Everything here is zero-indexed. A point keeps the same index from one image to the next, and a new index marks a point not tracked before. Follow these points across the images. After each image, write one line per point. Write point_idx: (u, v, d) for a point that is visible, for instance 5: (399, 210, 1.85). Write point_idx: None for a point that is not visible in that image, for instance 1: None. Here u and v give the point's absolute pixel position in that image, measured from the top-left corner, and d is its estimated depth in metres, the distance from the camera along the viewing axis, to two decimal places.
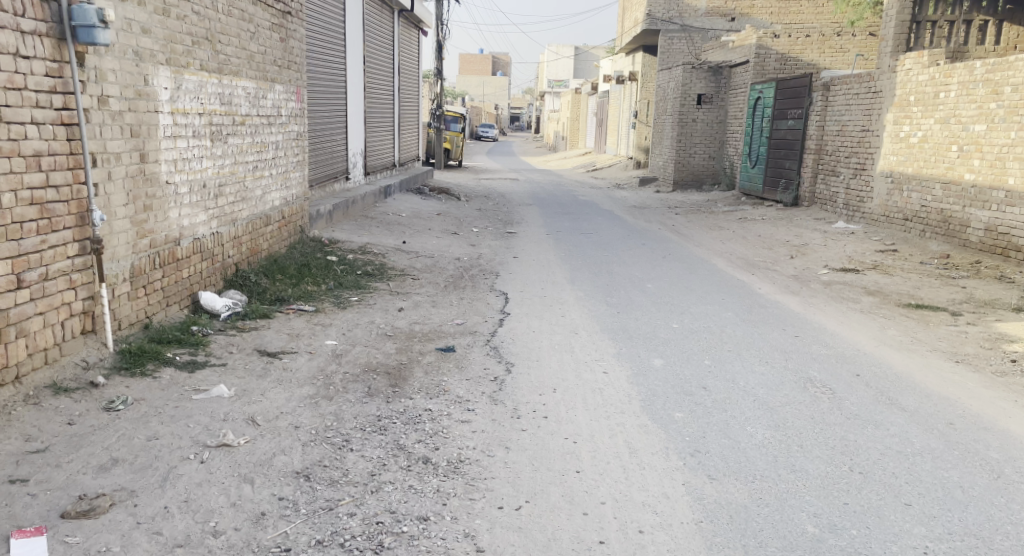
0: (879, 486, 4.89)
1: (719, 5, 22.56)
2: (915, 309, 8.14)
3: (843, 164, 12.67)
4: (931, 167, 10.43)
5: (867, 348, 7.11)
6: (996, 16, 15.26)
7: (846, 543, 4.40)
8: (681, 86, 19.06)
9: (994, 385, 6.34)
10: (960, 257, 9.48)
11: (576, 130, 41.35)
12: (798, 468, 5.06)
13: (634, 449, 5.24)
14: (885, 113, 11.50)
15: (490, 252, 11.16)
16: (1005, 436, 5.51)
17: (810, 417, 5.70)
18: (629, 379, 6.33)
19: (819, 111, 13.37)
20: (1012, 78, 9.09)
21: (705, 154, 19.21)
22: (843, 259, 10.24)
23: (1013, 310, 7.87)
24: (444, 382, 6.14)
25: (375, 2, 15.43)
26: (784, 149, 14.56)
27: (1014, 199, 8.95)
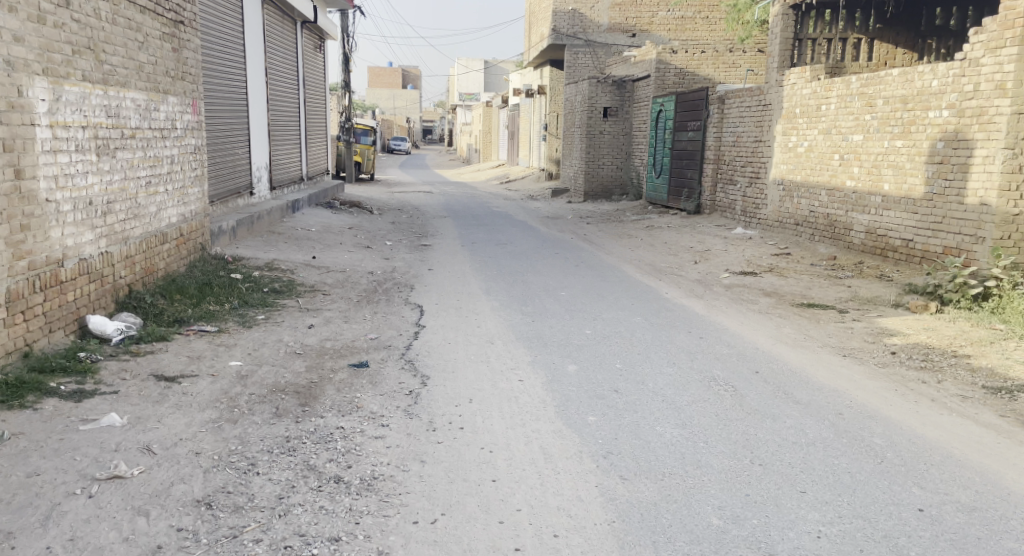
0: (778, 476, 5.30)
1: (621, 22, 23.29)
2: (806, 307, 8.70)
3: (739, 172, 13.34)
4: (817, 174, 11.10)
5: (766, 345, 7.61)
6: (869, 34, 14.44)
7: (748, 533, 4.77)
8: (587, 99, 19.52)
9: (877, 377, 6.82)
10: (846, 258, 10.15)
11: (489, 142, 41.80)
12: (702, 463, 5.45)
13: (549, 454, 5.54)
14: (775, 123, 12.17)
15: (404, 265, 11.39)
16: (887, 422, 6.01)
17: (714, 414, 6.12)
18: (544, 385, 6.65)
19: (716, 123, 14.03)
20: (883, 91, 9.77)
21: (613, 165, 19.86)
22: (742, 263, 10.77)
23: (893, 305, 8.37)
24: (357, 398, 6.33)
25: (275, 13, 15.45)
26: (685, 159, 15.17)
27: (889, 204, 9.63)
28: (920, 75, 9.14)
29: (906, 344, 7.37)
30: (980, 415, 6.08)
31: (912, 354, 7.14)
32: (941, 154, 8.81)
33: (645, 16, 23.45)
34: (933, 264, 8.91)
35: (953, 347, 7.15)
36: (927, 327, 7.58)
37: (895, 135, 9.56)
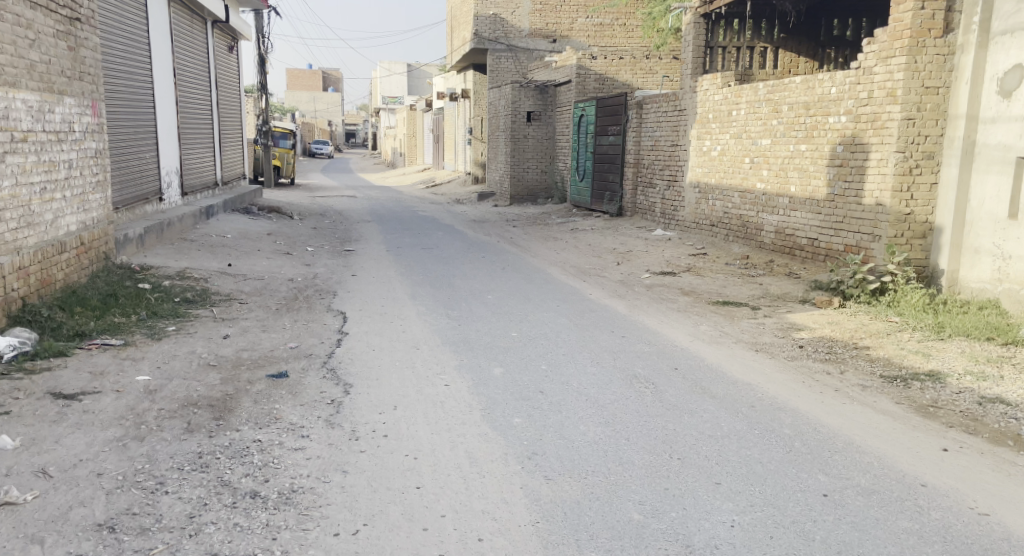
0: (694, 469, 5.29)
1: (542, 27, 23.66)
2: (721, 306, 8.99)
3: (658, 176, 13.75)
4: (729, 177, 11.54)
5: (683, 343, 7.76)
6: (773, 43, 14.19)
7: (666, 526, 4.73)
8: (511, 103, 19.72)
9: (785, 369, 6.94)
10: (757, 257, 10.60)
11: (413, 146, 41.87)
12: (625, 459, 5.39)
13: (474, 458, 5.42)
14: (690, 128, 12.59)
15: (326, 271, 11.39)
16: (795, 414, 6.03)
17: (635, 411, 6.10)
18: (470, 389, 6.54)
19: (635, 127, 14.42)
20: (787, 98, 10.22)
21: (537, 169, 20.17)
22: (662, 263, 11.15)
23: (800, 301, 8.78)
24: (276, 409, 6.07)
25: (184, 13, 15.28)
26: (607, 163, 15.53)
27: (796, 205, 10.08)
28: (820, 82, 9.60)
29: (812, 338, 7.62)
30: (878, 402, 6.10)
31: (817, 347, 7.36)
32: (841, 158, 9.28)
33: (564, 22, 23.84)
34: (835, 261, 9.40)
35: (852, 339, 7.40)
36: (830, 322, 7.91)
37: (799, 140, 10.01)
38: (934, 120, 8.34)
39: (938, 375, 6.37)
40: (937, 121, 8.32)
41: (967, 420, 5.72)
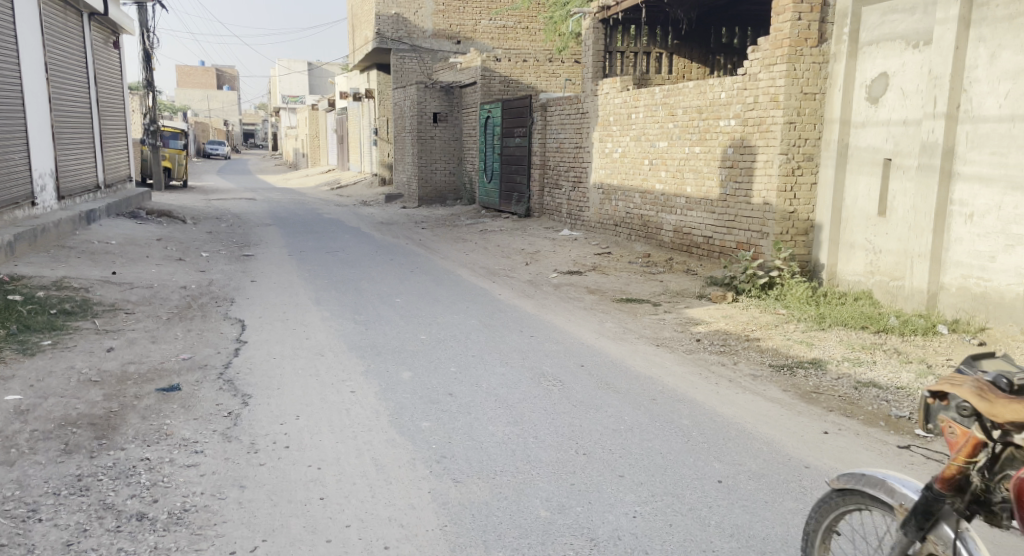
0: (599, 463, 5.23)
1: (446, 28, 23.85)
2: (624, 302, 9.31)
3: (563, 177, 14.09)
4: (631, 179, 11.92)
5: (590, 341, 7.84)
6: (667, 49, 14.44)
7: (572, 521, 4.62)
8: (416, 104, 19.81)
9: (685, 362, 7.11)
10: (658, 256, 10.98)
11: (316, 146, 41.53)
12: (533, 458, 5.29)
13: (381, 464, 5.21)
14: (592, 131, 12.93)
15: (222, 278, 11.15)
16: (694, 404, 6.13)
17: (544, 409, 6.02)
18: (376, 395, 6.30)
19: (540, 129, 14.73)
20: (682, 102, 10.63)
21: (445, 170, 20.33)
22: (569, 263, 11.41)
23: (697, 296, 9.15)
24: (167, 425, 5.73)
25: (57, 8, 14.86)
26: (514, 164, 15.79)
27: (692, 204, 10.50)
28: (710, 88, 10.02)
29: (708, 332, 7.89)
30: (767, 391, 6.32)
31: (713, 341, 7.63)
32: (731, 160, 9.70)
33: (468, 23, 24.06)
34: (728, 258, 9.83)
35: (745, 331, 7.74)
36: (724, 316, 8.27)
37: (694, 142, 10.42)
38: (812, 124, 8.86)
39: (820, 361, 6.73)
40: (815, 125, 8.85)
41: (845, 405, 5.97)
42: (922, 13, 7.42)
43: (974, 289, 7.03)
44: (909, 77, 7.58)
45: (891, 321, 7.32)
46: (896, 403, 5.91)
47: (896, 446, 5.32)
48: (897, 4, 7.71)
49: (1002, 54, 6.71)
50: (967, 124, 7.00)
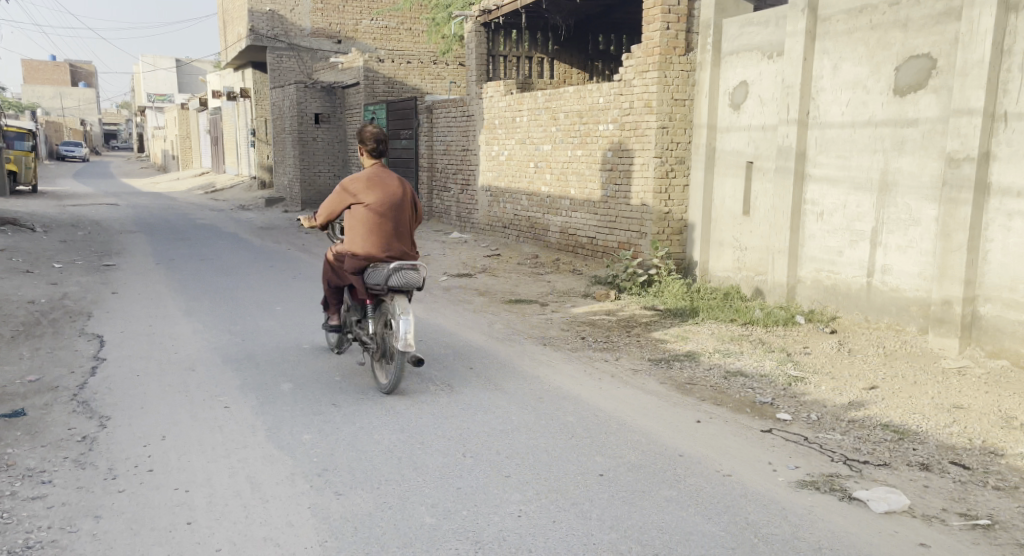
0: (486, 464, 5.06)
1: (324, 27, 23.60)
2: (513, 303, 9.15)
3: (451, 180, 14.26)
4: (517, 182, 12.16)
5: (478, 342, 7.58)
6: (548, 54, 14.76)
7: (458, 525, 4.41)
8: (297, 105, 19.60)
9: (571, 360, 7.09)
10: (546, 257, 11.25)
11: (188, 149, 40.35)
12: (419, 464, 5.04)
13: (257, 482, 4.82)
14: (478, 133, 13.13)
15: (80, 290, 10.43)
16: (578, 400, 6.13)
17: (432, 414, 5.79)
18: (253, 409, 5.88)
19: (427, 131, 14.84)
20: (563, 106, 10.93)
21: (329, 173, 20.17)
22: (458, 265, 11.37)
23: (583, 294, 9.30)
24: (9, 455, 5.11)
25: None
26: (401, 166, 15.87)
27: (576, 206, 10.80)
28: (589, 92, 10.34)
29: (592, 329, 7.99)
30: (645, 384, 6.51)
31: (597, 338, 7.70)
32: (611, 162, 10.04)
33: (349, 23, 23.93)
34: (611, 257, 10.17)
35: (626, 327, 7.94)
36: (607, 313, 8.43)
37: (576, 146, 10.72)
38: (682, 129, 9.30)
39: (693, 355, 7.04)
40: (685, 130, 9.29)
41: (715, 394, 6.28)
42: (775, 26, 7.97)
43: (825, 281, 7.59)
44: (766, 85, 8.11)
45: (756, 313, 7.74)
46: (759, 390, 6.28)
47: (759, 430, 5.63)
48: (754, 16, 8.23)
49: (843, 67, 7.27)
50: (816, 130, 7.57)
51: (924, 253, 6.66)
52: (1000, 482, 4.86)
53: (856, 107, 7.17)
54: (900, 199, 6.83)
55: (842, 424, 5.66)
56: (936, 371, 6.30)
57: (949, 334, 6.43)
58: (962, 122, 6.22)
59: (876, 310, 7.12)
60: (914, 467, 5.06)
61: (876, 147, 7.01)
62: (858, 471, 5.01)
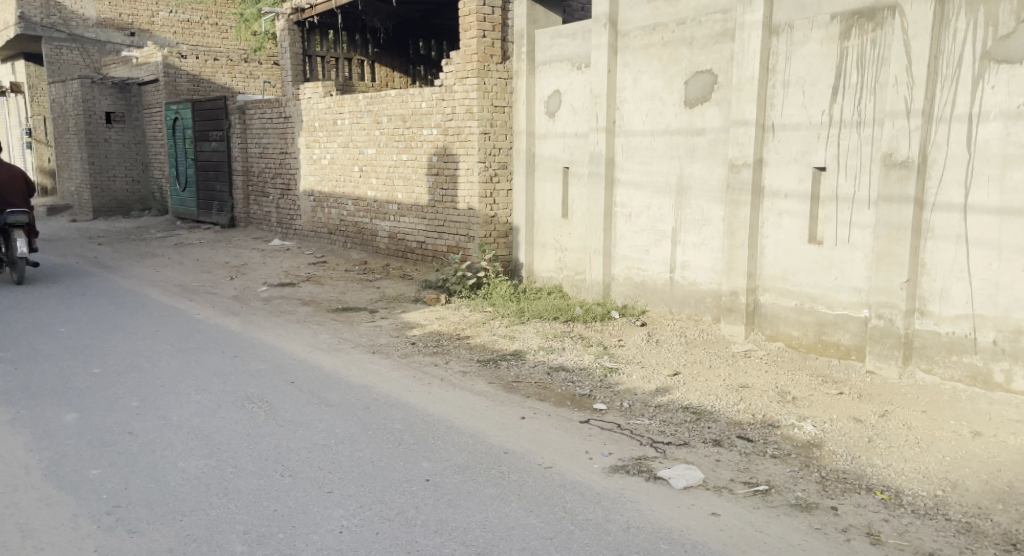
0: (306, 482, 5.03)
1: (112, 18, 20.05)
2: (341, 312, 9.14)
3: (270, 185, 14.07)
4: (341, 186, 12.17)
5: (301, 355, 7.52)
6: (367, 56, 14.72)
7: (273, 550, 4.37)
8: (83, 101, 17.48)
9: (400, 367, 7.19)
10: (374, 262, 11.32)
11: None
12: (230, 489, 4.93)
13: (30, 529, 4.53)
14: (298, 137, 13.03)
15: None
16: (407, 409, 6.20)
17: (246, 434, 5.66)
18: (28, 445, 5.49)
19: (239, 133, 14.55)
20: (385, 110, 11.01)
21: (126, 177, 18.35)
22: (280, 274, 11.24)
23: (412, 300, 9.37)
24: None
25: None
26: (213, 170, 15.46)
27: (405, 211, 10.92)
28: (412, 97, 10.48)
29: (423, 334, 8.12)
30: (474, 385, 6.72)
31: (428, 342, 7.85)
32: (437, 167, 10.21)
33: (143, 14, 20.51)
34: (441, 262, 10.37)
35: (457, 331, 8.12)
36: (437, 317, 8.62)
37: (401, 150, 10.82)
38: (503, 135, 9.62)
39: (520, 354, 7.33)
40: (506, 135, 9.62)
41: (539, 389, 6.60)
42: (581, 39, 8.43)
43: (635, 279, 8.12)
44: (576, 95, 8.56)
45: (576, 310, 8.15)
46: (578, 383, 6.64)
47: (579, 421, 5.99)
48: (562, 29, 8.67)
49: (641, 79, 7.79)
50: (622, 137, 8.06)
51: (715, 249, 7.29)
52: (776, 450, 5.44)
53: (654, 117, 7.70)
54: (694, 201, 7.43)
55: (649, 409, 6.10)
56: (727, 355, 6.92)
57: (736, 322, 7.12)
58: (741, 132, 6.88)
59: (677, 303, 7.70)
60: (708, 443, 5.57)
61: (671, 154, 7.58)
62: (662, 451, 5.47)
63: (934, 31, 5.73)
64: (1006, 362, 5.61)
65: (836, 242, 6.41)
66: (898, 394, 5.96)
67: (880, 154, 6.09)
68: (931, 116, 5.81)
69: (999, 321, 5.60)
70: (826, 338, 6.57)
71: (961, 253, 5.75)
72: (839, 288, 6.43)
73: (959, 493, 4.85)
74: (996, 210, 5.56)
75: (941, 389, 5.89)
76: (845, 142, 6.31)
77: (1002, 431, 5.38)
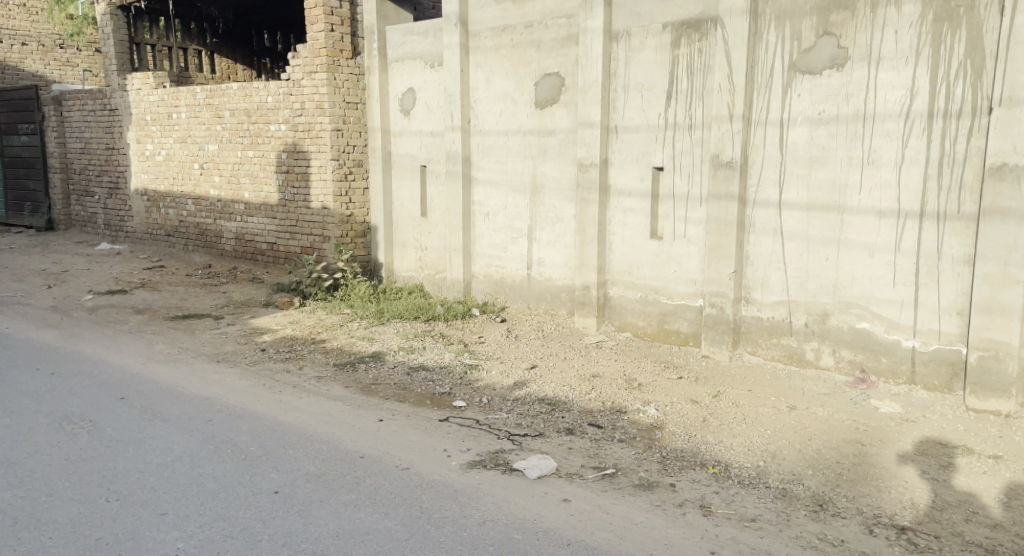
0: (136, 506, 4.88)
1: None
2: (181, 320, 8.69)
3: (94, 184, 13.40)
4: (179, 184, 11.74)
5: (135, 367, 7.14)
6: (206, 47, 14.28)
7: None
8: None
9: (247, 376, 7.00)
10: (220, 266, 11.04)
11: None
12: (45, 520, 4.72)
13: None
14: (127, 131, 12.45)
15: None
16: (254, 420, 6.10)
17: (65, 458, 5.40)
18: None
19: (56, 127, 13.80)
20: (227, 104, 10.67)
21: None
22: (109, 281, 10.65)
23: (263, 305, 9.14)
24: None
25: None
26: (23, 168, 14.54)
27: (252, 210, 10.69)
28: (256, 91, 10.19)
29: (274, 340, 7.93)
30: (331, 390, 6.68)
31: (279, 348, 7.69)
32: (287, 165, 10.00)
33: None
34: (295, 263, 10.22)
35: (310, 335, 8.02)
36: (292, 321, 8.47)
37: (245, 146, 10.52)
38: (357, 131, 9.59)
39: (379, 355, 7.33)
40: (360, 132, 9.59)
41: (400, 391, 6.64)
42: (432, 38, 8.56)
43: (495, 275, 8.30)
44: (431, 93, 8.66)
45: (438, 309, 8.24)
46: (439, 381, 6.74)
47: (438, 419, 6.10)
48: (413, 27, 8.76)
49: (493, 80, 7.95)
50: (476, 136, 8.19)
51: (568, 246, 7.57)
52: (623, 435, 5.73)
53: (507, 117, 7.87)
54: (547, 200, 7.67)
55: (508, 403, 6.27)
56: (580, 346, 7.18)
57: (588, 315, 7.39)
58: (588, 133, 7.12)
59: (535, 298, 7.95)
60: (562, 432, 5.80)
61: (524, 154, 7.78)
62: (519, 444, 5.67)
63: (750, 42, 6.15)
64: (815, 342, 6.16)
65: (674, 237, 6.78)
66: (729, 376, 6.38)
67: (708, 155, 6.47)
68: (751, 120, 6.26)
69: (810, 305, 6.13)
70: (667, 326, 6.93)
71: (777, 245, 6.23)
72: (678, 280, 6.79)
73: (777, 462, 5.31)
74: (806, 206, 6.06)
75: (764, 368, 6.39)
76: (678, 143, 6.67)
77: (814, 405, 5.87)
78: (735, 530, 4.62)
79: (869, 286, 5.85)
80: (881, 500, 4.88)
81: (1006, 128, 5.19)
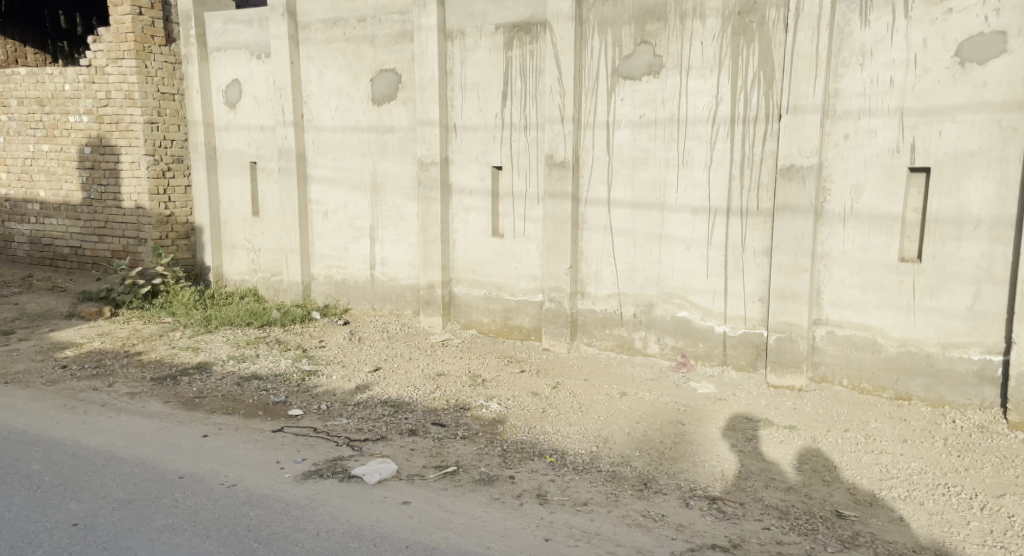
0: None
1: None
2: None
3: None
4: None
5: None
6: None
7: None
8: None
9: (45, 396, 6.31)
10: (9, 274, 9.60)
11: None
12: None
13: None
14: None
15: None
16: (49, 445, 5.49)
17: None
18: None
19: None
20: (14, 92, 9.32)
21: None
22: None
23: (65, 317, 8.15)
24: None
25: None
26: None
27: (50, 211, 9.40)
28: (50, 77, 8.98)
29: (79, 354, 7.18)
30: (146, 407, 6.18)
31: (84, 364, 6.96)
32: (91, 160, 8.91)
33: None
34: (104, 269, 9.12)
35: (124, 347, 7.36)
36: (99, 333, 7.68)
37: (38, 139, 9.25)
38: (175, 125, 8.75)
39: (205, 366, 6.87)
40: (178, 126, 8.76)
41: (229, 403, 6.28)
42: (258, 27, 8.19)
43: (336, 277, 8.07)
44: (258, 86, 8.28)
45: (274, 314, 7.85)
46: (273, 391, 6.44)
47: (270, 431, 5.83)
48: (235, 15, 8.32)
49: (326, 75, 7.75)
50: (312, 132, 7.94)
51: (411, 246, 7.53)
52: (465, 431, 5.80)
53: (343, 113, 7.71)
54: (388, 199, 7.59)
55: (349, 408, 6.13)
56: (426, 346, 7.18)
57: (434, 314, 7.40)
58: (426, 131, 7.15)
59: (379, 299, 7.82)
60: (404, 434, 5.76)
61: (363, 151, 7.65)
62: (358, 450, 5.54)
63: (576, 47, 6.47)
64: (642, 331, 6.60)
65: (513, 235, 6.99)
66: (568, 366, 6.68)
67: (543, 155, 6.73)
68: (581, 122, 6.59)
69: (637, 296, 6.56)
70: (510, 322, 7.12)
71: (608, 241, 6.62)
72: (519, 277, 7.01)
73: (608, 446, 5.61)
74: (631, 204, 6.49)
75: (598, 358, 6.75)
76: (515, 143, 6.87)
77: (642, 389, 6.29)
78: (567, 515, 4.79)
79: (687, 278, 6.36)
80: (696, 474, 5.25)
81: (794, 133, 5.82)
